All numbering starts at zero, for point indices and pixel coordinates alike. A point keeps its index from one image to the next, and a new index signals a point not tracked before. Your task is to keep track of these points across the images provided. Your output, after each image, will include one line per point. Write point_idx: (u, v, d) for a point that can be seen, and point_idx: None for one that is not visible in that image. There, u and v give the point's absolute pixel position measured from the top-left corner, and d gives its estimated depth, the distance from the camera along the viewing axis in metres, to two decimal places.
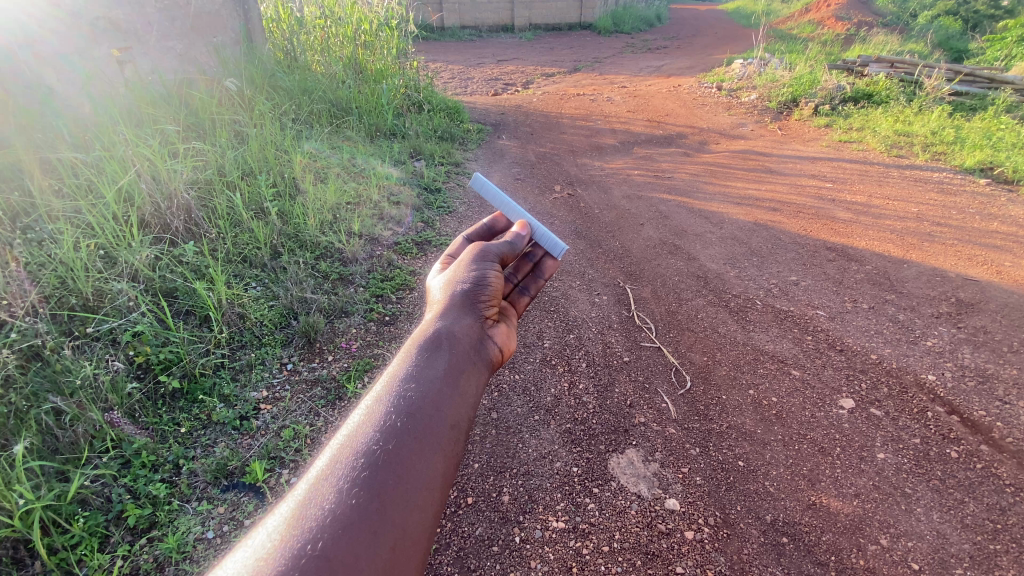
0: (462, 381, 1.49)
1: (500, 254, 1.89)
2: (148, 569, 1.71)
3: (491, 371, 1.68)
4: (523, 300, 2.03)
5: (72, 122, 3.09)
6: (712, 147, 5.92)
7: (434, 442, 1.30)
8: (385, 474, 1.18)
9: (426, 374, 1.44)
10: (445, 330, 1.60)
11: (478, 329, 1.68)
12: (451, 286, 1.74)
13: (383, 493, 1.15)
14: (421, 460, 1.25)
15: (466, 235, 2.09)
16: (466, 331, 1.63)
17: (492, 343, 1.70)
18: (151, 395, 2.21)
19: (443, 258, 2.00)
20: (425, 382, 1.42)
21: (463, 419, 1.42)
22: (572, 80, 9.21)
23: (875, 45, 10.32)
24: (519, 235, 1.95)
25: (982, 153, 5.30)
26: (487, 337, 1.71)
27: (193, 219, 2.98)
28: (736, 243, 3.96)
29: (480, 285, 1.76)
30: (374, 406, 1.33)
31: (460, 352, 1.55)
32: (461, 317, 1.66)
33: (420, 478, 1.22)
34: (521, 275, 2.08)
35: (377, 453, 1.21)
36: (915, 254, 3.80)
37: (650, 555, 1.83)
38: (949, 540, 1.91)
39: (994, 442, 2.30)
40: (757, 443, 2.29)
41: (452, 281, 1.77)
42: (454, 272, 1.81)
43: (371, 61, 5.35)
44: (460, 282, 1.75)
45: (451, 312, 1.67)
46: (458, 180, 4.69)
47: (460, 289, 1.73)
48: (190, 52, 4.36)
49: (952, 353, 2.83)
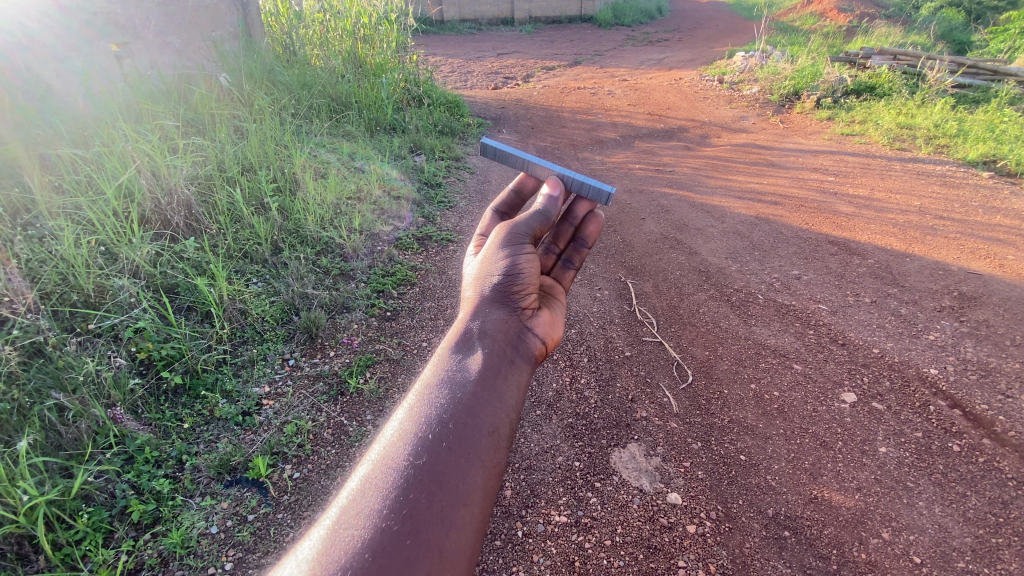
0: (498, 385, 1.43)
1: (530, 230, 1.75)
2: (152, 564, 1.73)
3: (531, 367, 1.61)
4: (569, 274, 1.99)
5: (72, 118, 3.09)
6: (714, 140, 5.89)
7: (471, 454, 1.25)
8: (418, 492, 1.13)
9: (459, 380, 1.39)
10: (478, 331, 1.55)
11: (513, 325, 1.61)
12: (483, 280, 1.67)
13: (417, 514, 1.10)
14: (457, 475, 1.20)
15: (495, 207, 1.95)
16: (499, 329, 1.57)
17: (530, 339, 1.64)
18: (154, 391, 2.21)
19: (476, 238, 1.91)
20: (458, 390, 1.36)
21: (502, 425, 1.36)
22: (572, 73, 9.16)
23: (878, 37, 10.25)
24: (552, 198, 1.76)
25: (985, 145, 5.27)
26: (525, 332, 1.64)
27: (193, 215, 2.98)
28: (738, 238, 3.94)
29: (513, 275, 1.66)
30: (408, 419, 1.28)
31: (494, 353, 1.49)
32: (493, 315, 1.60)
33: (457, 494, 1.17)
34: (562, 244, 1.98)
35: (410, 469, 1.17)
36: (917, 248, 3.79)
37: (652, 549, 1.83)
38: (951, 534, 1.91)
39: (997, 436, 2.30)
40: (758, 437, 2.29)
41: (483, 273, 1.68)
42: (484, 261, 1.72)
43: (370, 56, 5.32)
44: (491, 274, 1.67)
45: (483, 309, 1.61)
46: (459, 175, 4.68)
47: (492, 282, 1.65)
48: (188, 47, 4.33)
49: (954, 347, 2.82)
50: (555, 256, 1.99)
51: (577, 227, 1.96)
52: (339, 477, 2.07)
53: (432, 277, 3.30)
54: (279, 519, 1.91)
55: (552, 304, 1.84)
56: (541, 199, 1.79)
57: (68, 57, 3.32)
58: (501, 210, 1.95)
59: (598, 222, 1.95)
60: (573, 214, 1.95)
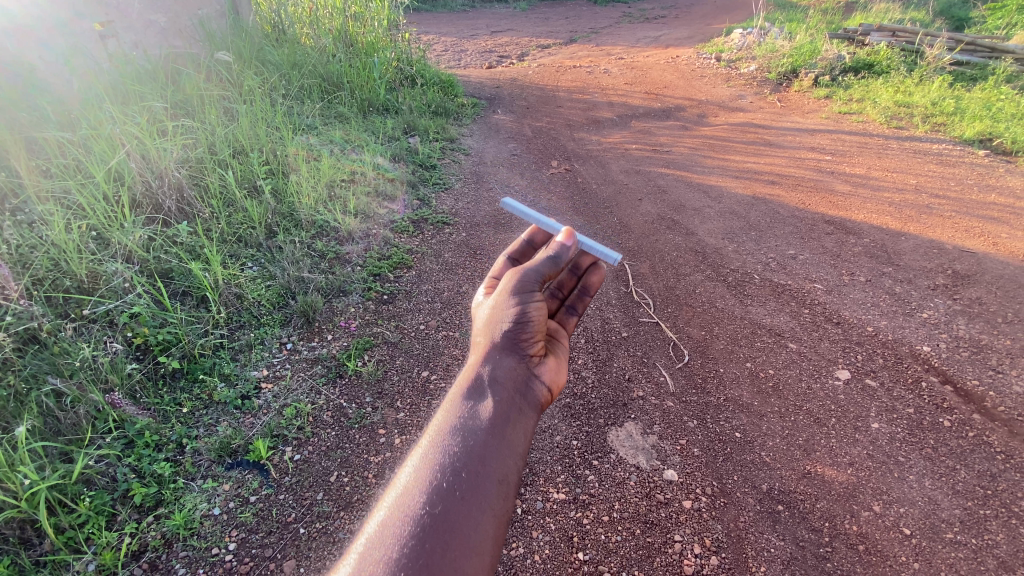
0: (509, 432, 1.42)
1: (540, 276, 1.69)
2: (156, 545, 1.75)
3: (539, 412, 1.58)
4: (572, 320, 1.95)
5: (56, 101, 3.00)
6: (711, 119, 5.84)
7: (482, 503, 1.25)
8: (433, 542, 1.14)
9: (468, 427, 1.39)
10: (489, 377, 1.52)
11: (523, 372, 1.58)
12: (493, 327, 1.64)
13: (430, 565, 1.10)
14: (468, 526, 1.19)
15: (510, 254, 1.94)
16: (509, 376, 1.55)
17: (539, 383, 1.61)
18: (152, 376, 2.21)
19: (488, 281, 1.89)
20: (470, 438, 1.36)
21: (515, 472, 1.36)
22: (569, 51, 9.02)
23: (876, 14, 10.11)
24: (564, 246, 1.69)
25: (981, 124, 5.25)
26: (534, 377, 1.60)
27: (185, 198, 2.94)
28: (735, 217, 3.94)
29: (523, 321, 1.63)
30: (421, 468, 1.29)
31: (505, 400, 1.48)
32: (503, 359, 1.58)
33: (468, 545, 1.16)
34: (566, 289, 2.00)
35: (424, 520, 1.17)
36: (912, 227, 3.80)
37: (649, 524, 1.87)
38: (940, 506, 1.95)
39: (986, 411, 2.34)
40: (753, 415, 2.32)
41: (494, 319, 1.65)
42: (495, 307, 1.68)
43: (362, 34, 5.21)
44: (502, 320, 1.63)
45: (494, 355, 1.58)
46: (454, 156, 4.63)
47: (502, 329, 1.62)
48: (174, 25, 4.21)
49: (947, 325, 2.85)
50: (559, 301, 1.98)
51: (569, 276, 1.94)
52: (339, 459, 2.09)
53: (428, 261, 3.28)
54: (280, 500, 1.93)
55: (558, 350, 1.81)
56: (553, 244, 1.72)
57: (53, 36, 3.21)
58: (517, 257, 1.95)
59: (600, 273, 1.97)
60: (577, 263, 1.99)
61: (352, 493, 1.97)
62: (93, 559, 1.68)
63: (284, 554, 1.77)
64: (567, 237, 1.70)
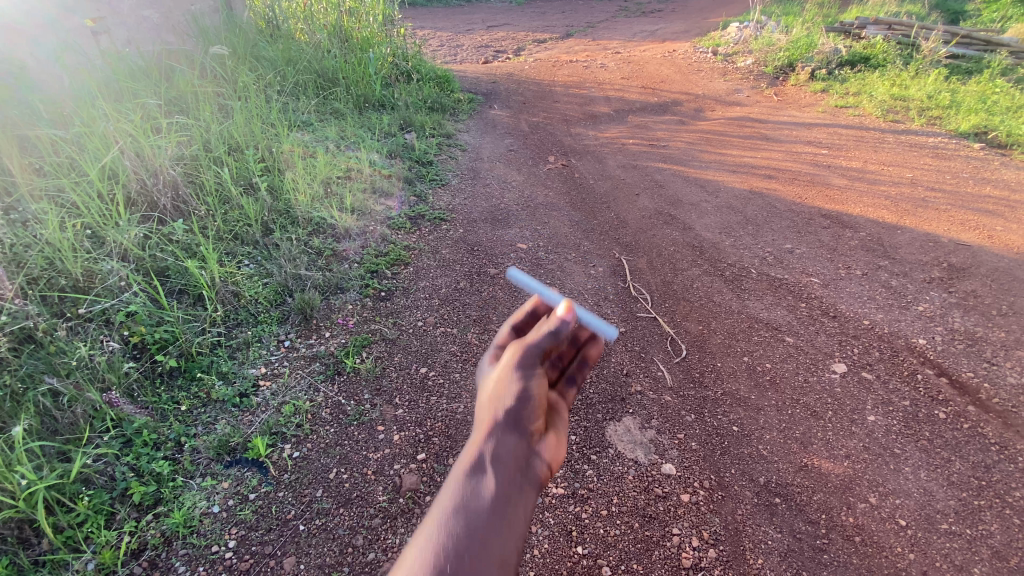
0: (515, 517, 1.05)
1: (541, 351, 1.28)
2: (155, 544, 1.75)
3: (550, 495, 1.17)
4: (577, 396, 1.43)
5: (49, 98, 2.98)
6: (708, 113, 5.83)
7: None
8: None
9: (467, 519, 1.02)
10: (490, 456, 1.12)
11: (530, 455, 1.16)
12: (491, 403, 1.21)
13: None
14: None
15: (513, 321, 1.49)
16: (515, 458, 1.13)
17: (548, 464, 1.18)
18: (149, 374, 2.21)
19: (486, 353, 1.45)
20: (474, 522, 1.01)
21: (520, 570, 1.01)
22: (565, 46, 8.99)
23: (872, 7, 10.09)
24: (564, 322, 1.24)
25: (977, 117, 5.26)
26: (539, 458, 1.17)
27: (180, 196, 2.92)
28: (732, 212, 3.94)
29: (527, 398, 1.21)
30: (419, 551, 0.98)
31: (508, 496, 1.07)
32: (505, 437, 1.15)
33: None
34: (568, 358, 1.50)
35: None
36: (908, 220, 3.81)
37: (648, 518, 1.88)
38: (935, 497, 1.97)
39: (981, 403, 2.36)
40: (750, 409, 2.33)
41: (491, 396, 1.22)
42: (494, 381, 1.26)
43: (357, 29, 5.18)
44: (502, 396, 1.21)
45: (496, 433, 1.16)
46: (450, 152, 4.62)
47: (503, 406, 1.19)
48: (167, 21, 4.18)
49: (943, 317, 2.86)
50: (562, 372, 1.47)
51: (575, 344, 1.45)
52: (338, 455, 2.09)
53: (425, 257, 3.28)
54: (280, 497, 1.93)
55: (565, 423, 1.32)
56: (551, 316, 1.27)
57: (44, 32, 3.18)
58: (522, 324, 1.50)
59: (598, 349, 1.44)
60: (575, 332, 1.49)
61: (352, 489, 1.97)
62: (92, 558, 1.68)
63: (284, 551, 1.77)
64: (568, 307, 1.24)
